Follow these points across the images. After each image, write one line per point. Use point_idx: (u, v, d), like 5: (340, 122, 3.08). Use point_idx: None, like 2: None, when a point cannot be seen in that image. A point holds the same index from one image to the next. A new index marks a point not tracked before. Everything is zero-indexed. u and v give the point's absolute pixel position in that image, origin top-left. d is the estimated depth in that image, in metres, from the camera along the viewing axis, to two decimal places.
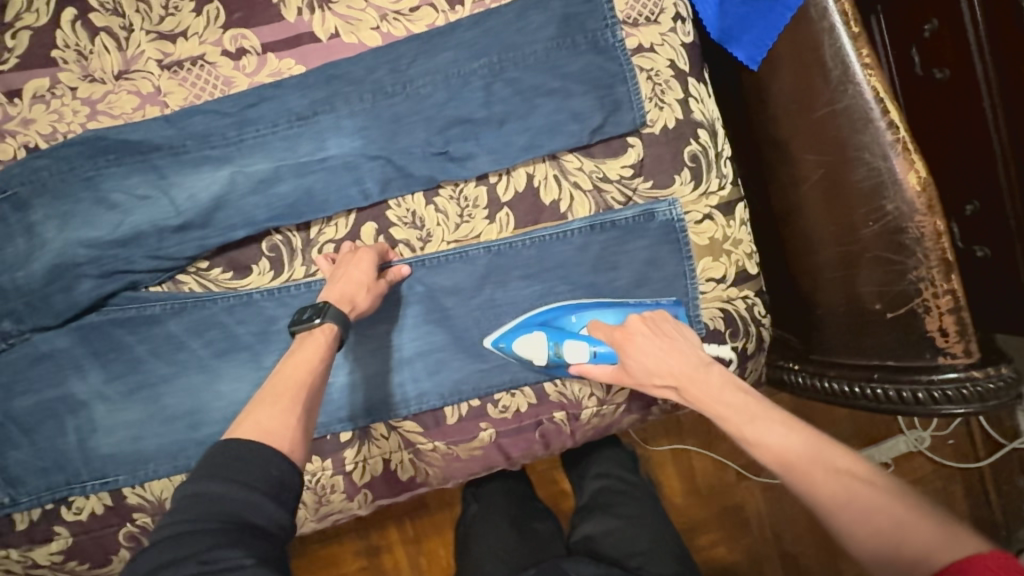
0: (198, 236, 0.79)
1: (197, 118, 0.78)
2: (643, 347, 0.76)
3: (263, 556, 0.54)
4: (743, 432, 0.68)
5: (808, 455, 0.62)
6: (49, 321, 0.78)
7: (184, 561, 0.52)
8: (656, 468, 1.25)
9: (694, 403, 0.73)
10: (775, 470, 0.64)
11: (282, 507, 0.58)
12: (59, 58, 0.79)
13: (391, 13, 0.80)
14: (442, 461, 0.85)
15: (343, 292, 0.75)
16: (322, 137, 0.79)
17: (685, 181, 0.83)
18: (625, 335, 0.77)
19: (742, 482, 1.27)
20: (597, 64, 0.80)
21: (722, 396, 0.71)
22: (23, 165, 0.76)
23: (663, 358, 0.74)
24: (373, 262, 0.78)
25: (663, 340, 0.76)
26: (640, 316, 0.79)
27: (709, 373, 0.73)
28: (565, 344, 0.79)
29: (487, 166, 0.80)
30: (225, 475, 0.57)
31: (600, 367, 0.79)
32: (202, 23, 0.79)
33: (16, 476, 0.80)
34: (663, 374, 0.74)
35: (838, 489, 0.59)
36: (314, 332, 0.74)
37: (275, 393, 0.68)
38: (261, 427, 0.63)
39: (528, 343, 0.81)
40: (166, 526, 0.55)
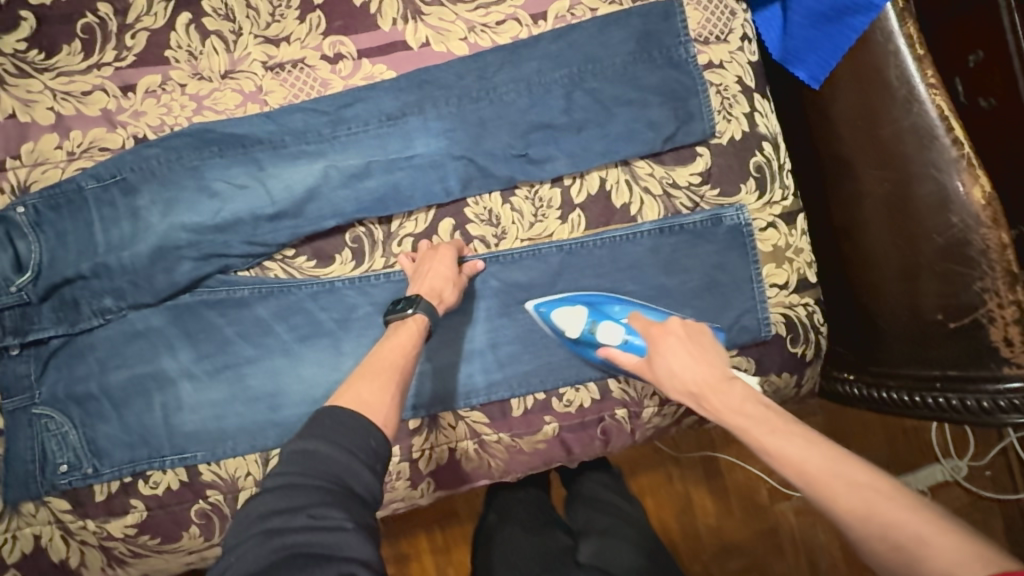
0: (290, 225, 0.84)
1: (296, 115, 0.84)
2: (672, 349, 0.79)
3: (361, 522, 0.56)
4: (759, 438, 0.70)
5: (826, 468, 0.63)
6: (147, 299, 0.83)
7: (294, 512, 0.55)
8: (688, 482, 1.26)
9: (713, 412, 0.75)
10: (792, 481, 0.65)
11: (376, 476, 0.61)
12: (172, 57, 0.85)
13: (479, 26, 0.86)
14: (505, 454, 0.87)
15: (432, 285, 0.79)
16: (409, 138, 0.84)
17: (751, 190, 0.87)
18: (660, 332, 0.81)
19: (775, 506, 1.26)
20: (672, 77, 0.85)
21: (743, 406, 0.73)
22: (135, 153, 0.82)
23: (691, 365, 0.78)
24: (453, 257, 0.81)
25: (695, 348, 0.79)
26: (680, 323, 0.82)
27: (733, 387, 0.75)
28: (601, 323, 0.84)
29: (564, 169, 0.85)
30: (331, 438, 0.60)
31: (626, 358, 0.82)
32: (305, 30, 0.85)
33: (102, 448, 0.83)
34: (687, 379, 0.77)
35: (858, 502, 0.59)
36: (406, 321, 0.78)
37: (372, 370, 0.72)
38: (360, 399, 0.67)
39: (569, 314, 0.85)
40: (277, 475, 0.58)
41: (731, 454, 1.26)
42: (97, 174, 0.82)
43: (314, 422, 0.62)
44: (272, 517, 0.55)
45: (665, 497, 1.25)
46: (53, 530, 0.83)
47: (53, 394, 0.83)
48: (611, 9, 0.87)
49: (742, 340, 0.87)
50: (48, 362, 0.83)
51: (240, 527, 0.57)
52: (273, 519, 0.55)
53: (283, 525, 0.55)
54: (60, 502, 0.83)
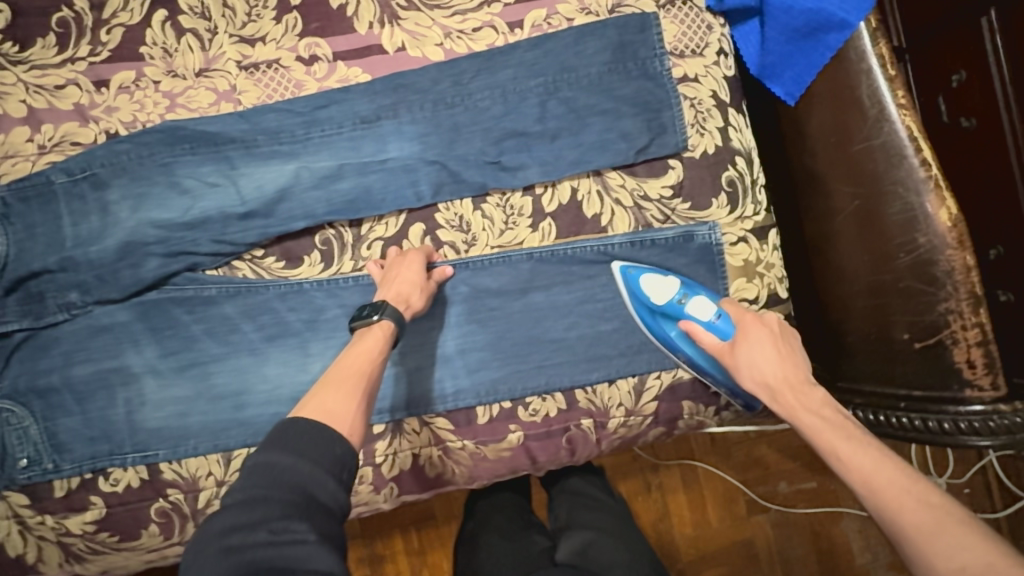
0: (260, 225, 0.84)
1: (270, 116, 0.84)
2: (758, 340, 0.80)
3: (325, 534, 0.57)
4: (832, 444, 0.71)
5: (900, 485, 0.65)
6: (114, 295, 0.83)
7: (254, 528, 0.55)
8: (664, 491, 1.25)
9: (787, 410, 0.77)
10: (857, 488, 0.67)
11: (342, 484, 0.61)
12: (146, 54, 0.85)
13: (456, 32, 0.86)
14: (470, 460, 0.87)
15: (399, 290, 0.79)
16: (383, 141, 0.85)
17: (722, 205, 0.87)
18: (756, 322, 0.81)
19: (753, 517, 1.26)
20: (646, 89, 0.85)
21: (820, 411, 0.75)
22: (105, 149, 0.82)
23: (776, 360, 0.79)
24: (421, 263, 0.81)
25: (784, 346, 0.80)
26: (774, 320, 0.82)
27: (812, 391, 0.77)
28: (692, 298, 0.84)
29: (536, 177, 0.85)
30: (293, 449, 0.60)
31: (709, 338, 0.82)
32: (281, 31, 0.85)
33: (63, 443, 0.83)
34: (767, 372, 0.79)
35: (927, 520, 0.61)
36: (372, 328, 0.78)
37: (338, 380, 0.71)
38: (324, 408, 0.67)
39: (662, 282, 0.84)
40: (237, 491, 0.58)
41: (710, 464, 1.26)
42: (67, 169, 0.82)
43: (279, 433, 0.63)
44: (232, 534, 0.55)
45: (643, 506, 1.25)
46: (11, 525, 0.82)
47: (15, 387, 0.82)
48: (588, 19, 0.87)
49: None
50: (11, 355, 0.83)
51: (199, 546, 0.56)
52: (233, 536, 0.55)
53: (244, 541, 0.55)
54: (19, 497, 0.83)
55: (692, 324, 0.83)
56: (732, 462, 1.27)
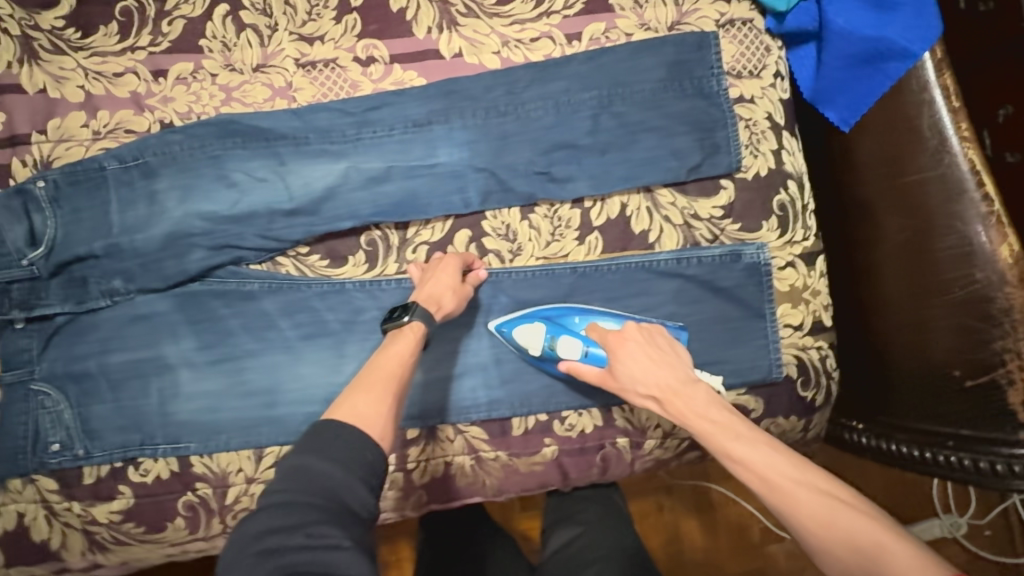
0: (305, 223, 0.83)
1: (322, 114, 0.84)
2: (631, 354, 0.76)
3: (358, 540, 0.55)
4: (725, 444, 0.68)
5: (792, 476, 0.63)
6: (156, 284, 0.82)
7: (291, 531, 0.54)
8: (676, 513, 1.23)
9: (678, 418, 0.72)
10: (755, 489, 0.64)
11: (372, 491, 0.59)
12: (205, 47, 0.86)
13: (513, 41, 0.86)
14: (501, 472, 0.86)
15: (431, 292, 0.78)
16: (433, 146, 0.84)
17: (772, 228, 0.86)
18: (618, 339, 0.78)
19: (763, 546, 1.24)
20: (701, 108, 0.84)
21: (708, 413, 0.71)
22: (159, 139, 0.83)
23: (652, 370, 0.75)
24: (455, 265, 0.80)
25: (653, 351, 0.76)
26: (636, 325, 0.80)
27: (696, 390, 0.73)
28: (560, 338, 0.80)
29: (585, 190, 0.84)
30: (326, 453, 0.59)
31: (590, 370, 0.79)
32: (340, 31, 0.86)
33: (94, 429, 0.82)
34: (651, 386, 0.74)
35: (819, 509, 0.59)
36: (403, 329, 0.75)
37: (367, 382, 0.69)
38: (355, 410, 0.64)
39: (528, 331, 0.82)
40: (271, 493, 0.57)
41: (725, 488, 1.24)
42: (119, 156, 0.82)
43: (314, 434, 0.61)
44: (269, 536, 0.54)
45: (653, 526, 1.22)
46: (38, 510, 0.83)
47: (52, 370, 0.81)
48: (646, 35, 0.86)
49: (753, 379, 0.83)
50: (50, 338, 0.82)
51: (233, 547, 0.55)
52: (269, 538, 0.54)
53: (280, 544, 0.53)
54: (47, 482, 0.82)
55: (568, 361, 0.80)
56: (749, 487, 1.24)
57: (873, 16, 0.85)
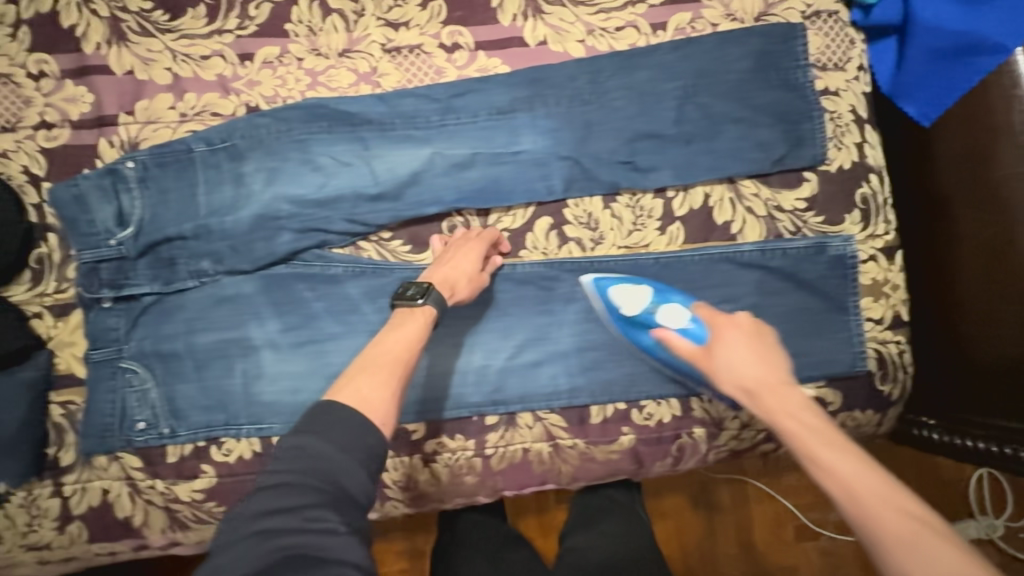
0: (389, 208, 0.84)
1: (408, 100, 0.84)
2: (735, 340, 0.72)
3: (355, 527, 0.55)
4: (813, 449, 0.61)
5: (884, 496, 0.55)
6: (245, 265, 0.83)
7: (287, 513, 0.54)
8: (711, 508, 1.21)
9: (765, 413, 0.67)
10: (838, 499, 0.57)
11: (372, 477, 0.59)
12: (291, 31, 0.86)
13: (598, 29, 0.86)
14: (577, 460, 0.86)
15: (446, 277, 0.78)
16: (517, 133, 0.85)
17: (855, 221, 0.86)
18: (726, 323, 0.74)
19: (798, 543, 1.20)
20: (786, 99, 0.84)
21: (799, 414, 0.64)
22: (247, 122, 0.83)
23: (752, 360, 0.70)
24: (475, 252, 0.80)
25: (757, 345, 0.72)
26: (748, 320, 0.75)
27: (793, 392, 0.67)
28: (664, 305, 0.80)
29: (669, 179, 0.84)
30: (325, 435, 0.59)
31: (683, 342, 0.75)
32: (425, 17, 0.86)
33: (180, 409, 0.83)
34: (746, 374, 0.69)
35: (908, 535, 0.52)
36: (415, 310, 0.75)
37: (374, 363, 0.68)
38: (359, 393, 0.64)
39: (630, 291, 0.81)
40: (268, 474, 0.57)
41: (761, 483, 1.22)
42: (207, 138, 0.83)
43: (316, 416, 0.61)
44: (264, 519, 0.54)
45: (684, 521, 1.21)
46: (121, 487, 0.84)
47: (140, 349, 0.82)
48: (732, 25, 0.86)
49: (833, 371, 0.84)
50: (137, 318, 0.83)
51: (230, 526, 0.55)
52: (264, 520, 0.54)
53: (276, 527, 0.53)
54: (132, 459, 0.83)
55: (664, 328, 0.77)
56: (785, 484, 1.22)
57: (964, 10, 0.85)
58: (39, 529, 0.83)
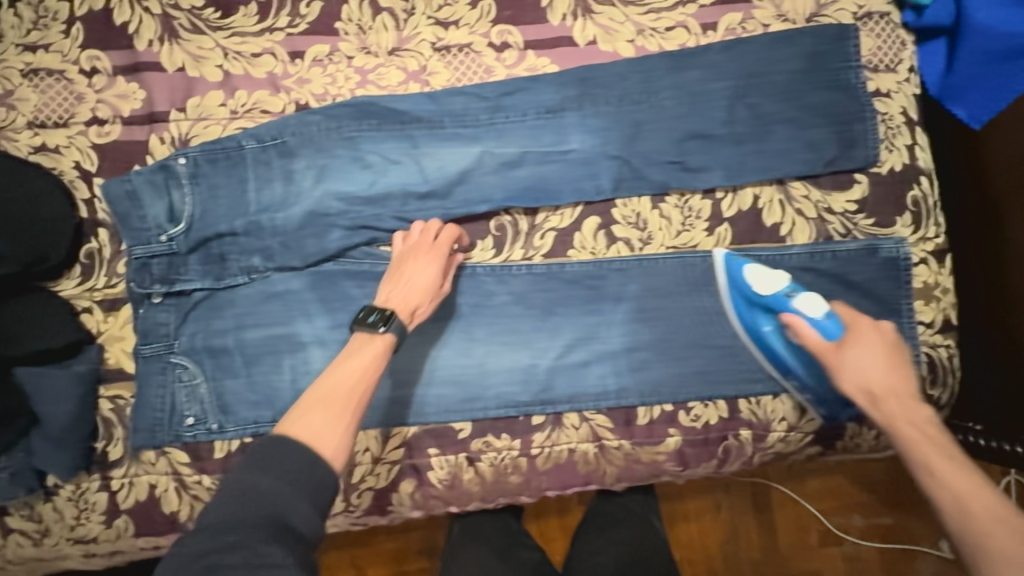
0: (438, 206, 0.84)
1: (458, 98, 0.84)
2: (872, 345, 0.75)
3: (301, 561, 0.58)
4: (930, 458, 0.66)
5: (998, 514, 0.60)
6: (295, 262, 0.83)
7: (232, 549, 0.56)
8: (733, 514, 1.17)
9: (885, 419, 0.71)
10: (946, 507, 0.62)
11: (319, 512, 0.61)
12: (341, 29, 0.86)
13: (648, 29, 0.86)
14: (623, 461, 0.86)
15: (407, 299, 0.77)
16: (565, 132, 0.84)
17: (906, 223, 0.85)
18: (868, 328, 0.76)
19: (823, 548, 1.17)
20: (838, 100, 0.84)
21: (922, 426, 0.69)
22: (298, 119, 0.84)
23: (882, 367, 0.73)
24: (432, 268, 0.78)
25: (893, 355, 0.74)
26: (889, 329, 0.77)
27: (917, 406, 0.71)
28: (801, 293, 0.79)
29: (719, 180, 0.84)
30: (272, 472, 0.61)
31: (814, 335, 0.76)
32: (475, 16, 0.86)
33: (229, 404, 0.83)
34: (873, 378, 0.73)
35: (1016, 551, 0.57)
36: (374, 338, 0.74)
37: (327, 395, 0.69)
38: (310, 427, 0.65)
39: (768, 273, 0.80)
40: (213, 512, 0.59)
41: (785, 487, 1.18)
42: (257, 135, 0.83)
43: (263, 456, 0.62)
44: (208, 555, 0.56)
45: (704, 526, 1.17)
46: (168, 481, 0.84)
47: (191, 345, 0.83)
48: (784, 26, 0.86)
49: None
50: (188, 313, 0.83)
51: (172, 563, 0.57)
52: (210, 557, 0.56)
53: (221, 562, 0.56)
54: (180, 454, 0.84)
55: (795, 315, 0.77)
56: (808, 489, 1.18)
57: None
58: (87, 522, 0.83)
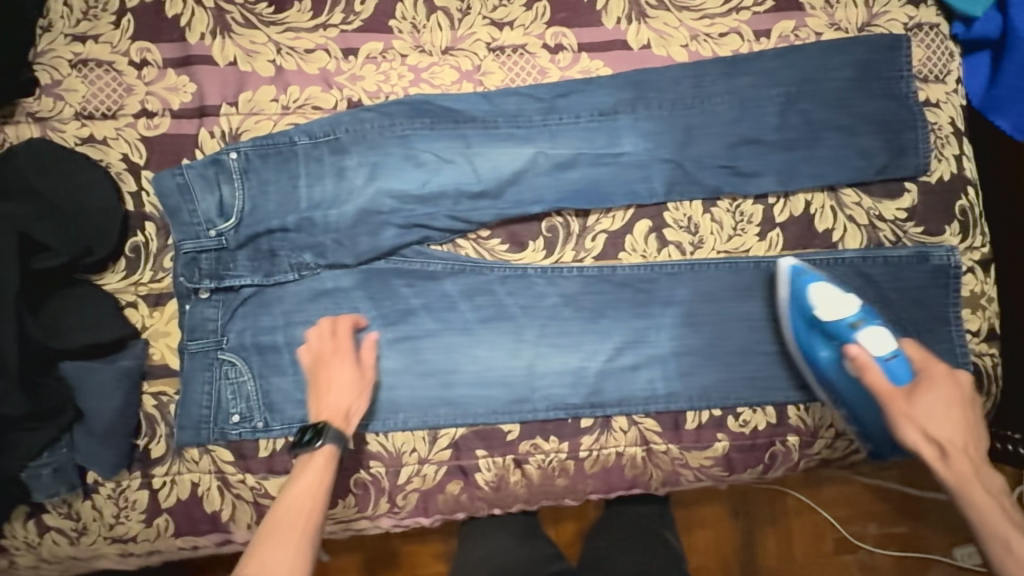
0: (490, 206, 0.83)
1: (512, 99, 0.84)
2: (945, 398, 0.75)
3: None
4: (1002, 531, 0.67)
5: None
6: (347, 260, 0.82)
7: None
8: (749, 522, 1.16)
9: (954, 479, 0.70)
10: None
11: None
12: (395, 27, 0.86)
13: (702, 35, 0.87)
14: (670, 465, 0.85)
15: (336, 406, 0.73)
16: (618, 135, 0.84)
17: (955, 232, 0.86)
18: (942, 379, 0.76)
19: (837, 556, 1.17)
20: (890, 109, 0.84)
21: (990, 490, 0.70)
22: (352, 116, 0.83)
23: (952, 423, 0.73)
24: (347, 368, 0.75)
25: (963, 410, 0.74)
26: (964, 380, 0.76)
27: (982, 465, 0.71)
28: (868, 325, 0.81)
29: (772, 186, 0.84)
30: None
31: (880, 378, 0.76)
32: (529, 18, 0.87)
33: (275, 403, 0.82)
34: (944, 434, 0.72)
35: None
36: (314, 456, 0.70)
37: (278, 526, 0.65)
38: (265, 565, 0.62)
39: (839, 299, 0.81)
40: None
41: (802, 494, 1.17)
42: (310, 131, 0.83)
43: None
44: None
45: (720, 534, 1.16)
46: (211, 480, 0.82)
47: (240, 341, 0.82)
48: (836, 34, 0.87)
49: None
50: (236, 309, 0.82)
51: None
52: None
53: None
54: (223, 452, 0.82)
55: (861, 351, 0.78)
56: (824, 497, 1.18)
57: None
58: (127, 521, 0.81)
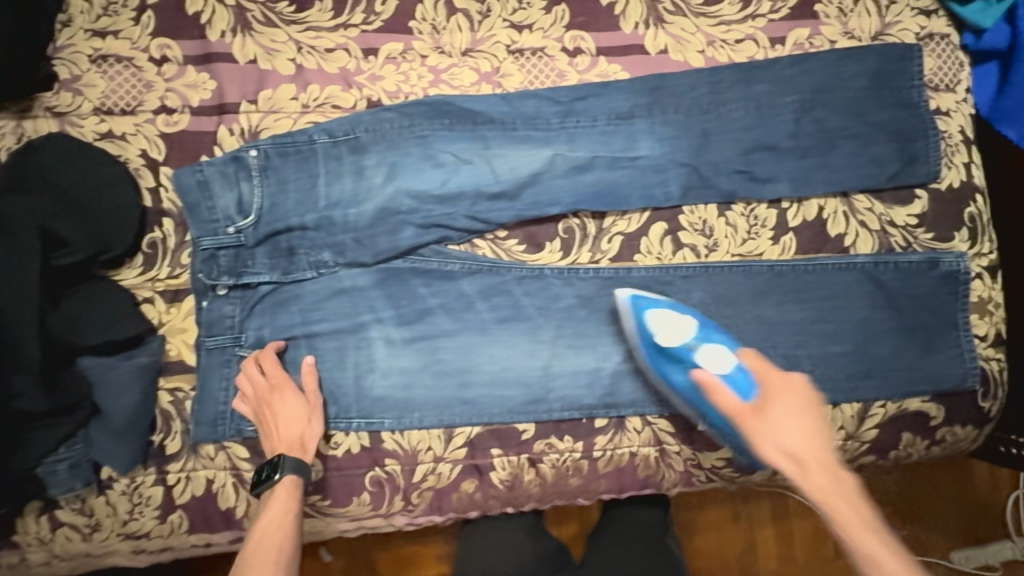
0: (507, 207, 0.84)
1: (531, 101, 0.85)
2: (787, 408, 0.72)
3: None
4: (866, 546, 0.62)
5: None
6: (365, 258, 0.83)
7: None
8: (751, 525, 1.17)
9: (817, 495, 0.67)
10: None
11: None
12: (415, 28, 0.87)
13: (719, 41, 0.89)
14: (682, 466, 0.86)
15: (291, 436, 0.77)
16: (635, 139, 0.85)
17: (964, 238, 0.88)
18: (778, 387, 0.74)
19: (837, 560, 1.18)
20: (902, 117, 0.86)
21: (854, 504, 0.66)
22: (372, 115, 0.84)
23: (802, 434, 0.71)
24: (293, 398, 0.78)
25: (805, 416, 0.72)
26: (801, 384, 0.75)
27: (840, 475, 0.68)
28: (705, 344, 0.80)
29: (786, 191, 0.86)
30: None
31: (728, 398, 0.73)
32: (549, 21, 0.88)
33: None
34: (793, 445, 0.70)
35: None
36: (276, 489, 0.73)
37: (254, 556, 0.67)
38: None
39: (675, 323, 0.81)
40: None
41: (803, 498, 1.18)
42: (330, 130, 0.83)
43: None
44: None
45: (722, 537, 1.17)
46: (227, 477, 0.82)
47: (258, 339, 0.82)
48: (850, 42, 0.89)
49: (942, 387, 0.85)
50: (253, 307, 0.83)
51: None
52: None
53: None
54: (239, 449, 0.82)
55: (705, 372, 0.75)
56: None
57: None
58: (140, 517, 0.81)
